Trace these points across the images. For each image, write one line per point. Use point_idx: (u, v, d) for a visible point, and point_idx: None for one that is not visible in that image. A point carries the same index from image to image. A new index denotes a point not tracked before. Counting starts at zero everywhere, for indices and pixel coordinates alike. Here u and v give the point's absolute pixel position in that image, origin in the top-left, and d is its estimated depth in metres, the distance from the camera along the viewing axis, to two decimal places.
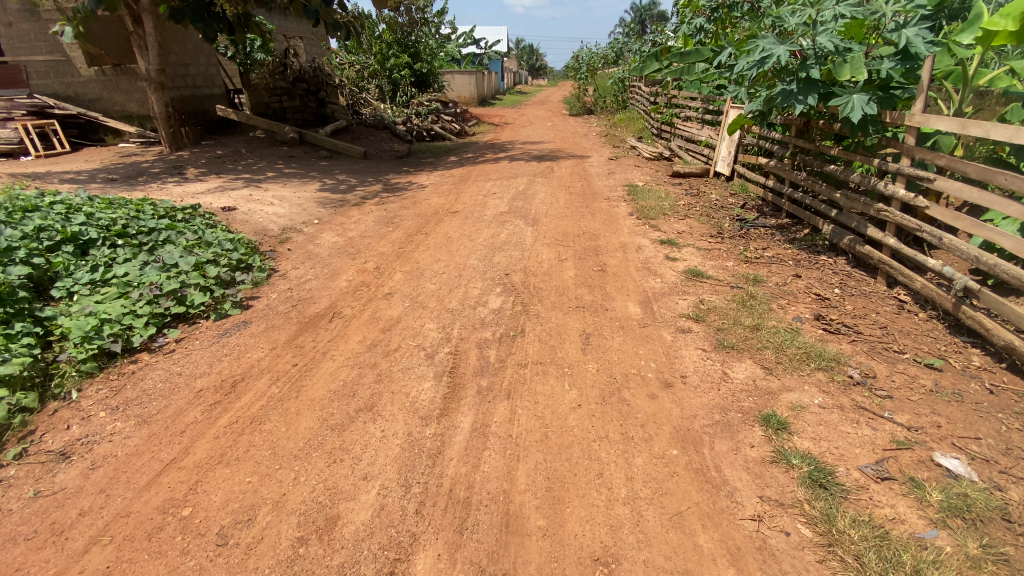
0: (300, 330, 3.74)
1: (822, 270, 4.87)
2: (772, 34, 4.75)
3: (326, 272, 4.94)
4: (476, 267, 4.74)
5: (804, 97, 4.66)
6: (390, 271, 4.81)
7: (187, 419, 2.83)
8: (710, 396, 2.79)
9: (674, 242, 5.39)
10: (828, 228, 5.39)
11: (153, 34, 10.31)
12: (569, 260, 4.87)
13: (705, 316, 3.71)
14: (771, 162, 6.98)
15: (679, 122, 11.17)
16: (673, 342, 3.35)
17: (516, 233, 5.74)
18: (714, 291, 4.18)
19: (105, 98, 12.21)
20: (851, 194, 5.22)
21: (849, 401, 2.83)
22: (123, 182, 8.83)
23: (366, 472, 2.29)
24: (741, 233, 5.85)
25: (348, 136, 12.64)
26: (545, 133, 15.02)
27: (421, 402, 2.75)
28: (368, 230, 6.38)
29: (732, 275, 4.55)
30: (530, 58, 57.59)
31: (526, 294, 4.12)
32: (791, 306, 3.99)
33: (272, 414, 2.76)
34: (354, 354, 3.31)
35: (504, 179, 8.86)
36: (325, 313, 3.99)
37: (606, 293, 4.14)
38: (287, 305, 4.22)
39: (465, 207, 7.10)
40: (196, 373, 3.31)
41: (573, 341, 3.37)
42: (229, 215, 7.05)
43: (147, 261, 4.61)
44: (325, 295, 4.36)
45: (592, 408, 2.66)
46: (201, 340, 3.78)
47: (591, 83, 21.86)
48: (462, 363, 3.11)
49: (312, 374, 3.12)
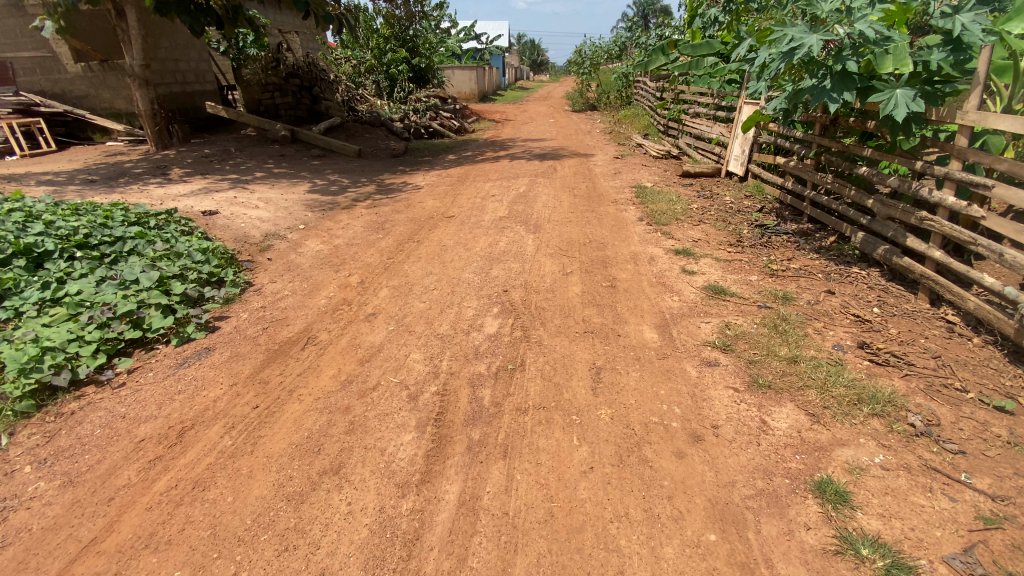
0: (267, 360, 3.27)
1: (856, 284, 4.36)
2: (803, 21, 4.23)
3: (307, 287, 4.47)
4: (471, 282, 4.27)
5: (839, 93, 4.11)
6: (376, 286, 4.34)
7: (119, 481, 2.37)
8: (749, 456, 2.31)
9: (690, 252, 4.90)
10: (859, 236, 4.87)
11: (135, 28, 9.79)
12: (574, 274, 4.39)
13: (733, 344, 3.22)
14: (791, 162, 6.47)
15: (687, 119, 10.65)
16: (699, 378, 2.87)
17: (516, 241, 5.26)
18: (740, 312, 3.69)
19: (91, 95, 11.74)
20: (886, 199, 4.71)
21: (916, 460, 2.36)
22: (103, 183, 8.37)
23: (324, 568, 1.83)
24: (762, 240, 5.34)
25: (342, 133, 12.13)
26: (547, 130, 14.51)
27: (398, 464, 2.27)
28: (356, 237, 5.89)
29: (758, 292, 4.06)
30: (530, 54, 57.12)
31: (527, 316, 3.64)
32: (830, 330, 3.50)
33: (219, 476, 2.30)
34: (325, 395, 2.84)
35: (504, 180, 8.36)
36: (298, 339, 3.51)
37: (617, 314, 3.65)
38: (257, 328, 3.74)
39: (461, 211, 6.62)
40: (142, 417, 2.85)
41: (582, 378, 2.87)
42: (210, 219, 6.58)
43: (105, 276, 4.14)
44: (301, 315, 3.89)
45: (607, 474, 2.18)
46: (156, 372, 3.31)
47: (595, 78, 21.27)
48: (451, 407, 2.63)
49: (273, 420, 2.66)
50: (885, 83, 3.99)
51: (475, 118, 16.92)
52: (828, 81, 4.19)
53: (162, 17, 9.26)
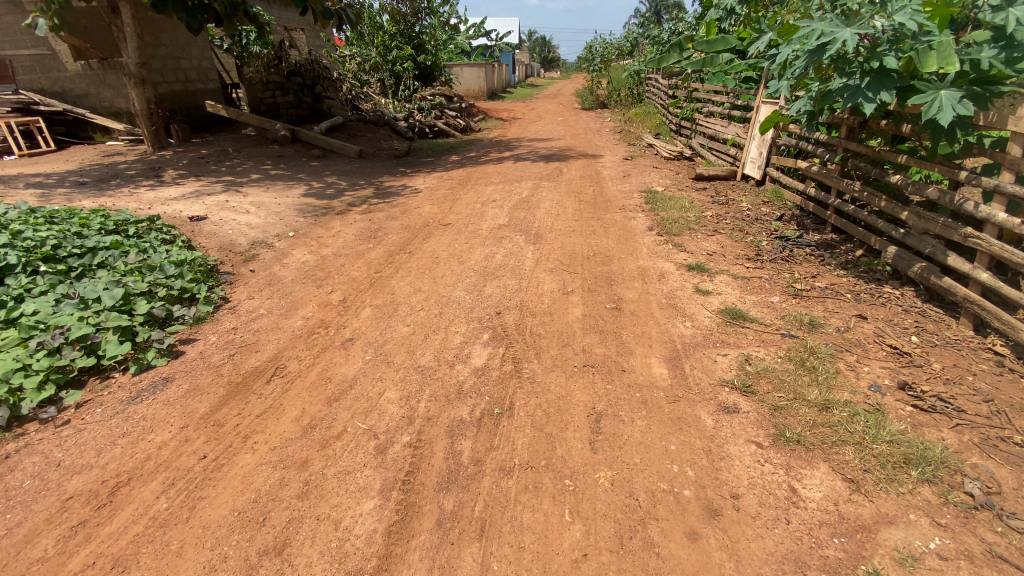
0: (227, 396, 2.91)
1: (888, 307, 3.93)
2: (834, 12, 3.78)
3: (285, 304, 4.11)
4: (462, 301, 3.88)
5: (875, 93, 3.64)
6: (359, 304, 3.97)
7: (33, 554, 2.05)
8: (777, 540, 1.91)
9: (703, 267, 4.48)
10: (891, 250, 4.42)
11: (131, 25, 9.49)
12: (575, 292, 4.00)
13: (755, 385, 2.80)
14: (814, 167, 6.01)
15: (701, 118, 10.16)
16: (714, 429, 2.46)
17: (513, 254, 4.87)
18: (761, 342, 3.28)
19: (91, 93, 11.52)
20: (923, 211, 4.26)
21: (978, 545, 1.94)
22: (93, 186, 8.12)
23: None
24: (784, 254, 4.89)
25: (344, 133, 11.80)
26: (554, 129, 14.05)
27: (353, 544, 1.92)
28: (346, 246, 5.52)
29: (781, 317, 3.63)
30: (541, 51, 56.75)
31: (521, 345, 3.24)
32: (866, 367, 3.07)
33: (145, 556, 1.97)
34: (282, 444, 2.47)
35: (506, 184, 7.96)
36: (265, 369, 3.16)
37: (622, 344, 3.24)
38: (222, 355, 3.39)
39: (459, 219, 6.24)
40: (76, 466, 2.51)
41: (579, 427, 2.45)
42: (196, 226, 6.27)
43: (65, 294, 3.82)
44: (272, 340, 3.53)
45: (604, 564, 1.80)
46: (105, 408, 2.99)
47: (605, 75, 20.69)
48: (422, 465, 2.25)
49: (218, 477, 2.32)
50: (927, 83, 3.52)
51: (482, 117, 16.50)
52: (861, 80, 3.72)
53: (159, 13, 8.95)
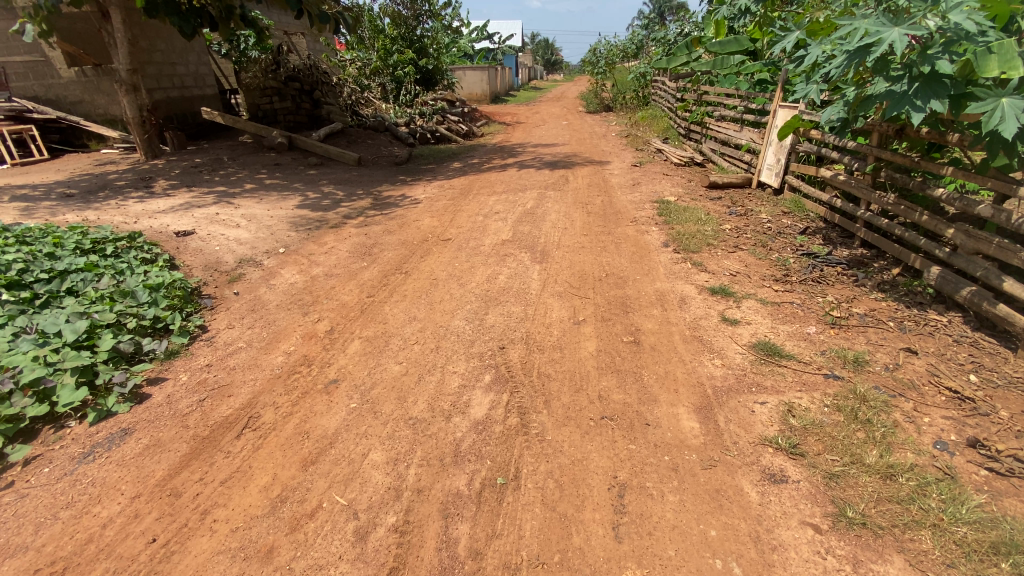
0: (189, 456, 2.54)
1: (937, 337, 3.51)
2: (877, 10, 3.38)
3: (268, 335, 3.72)
4: (461, 333, 3.48)
5: (926, 101, 3.23)
6: (347, 336, 3.57)
7: None
8: None
9: (728, 290, 4.08)
10: (934, 271, 4.00)
11: (122, 30, 9.16)
12: (587, 322, 3.60)
13: (803, 446, 2.40)
14: (840, 176, 5.59)
15: (712, 122, 9.73)
16: (761, 507, 2.08)
17: (518, 274, 4.47)
18: (802, 386, 2.87)
19: (86, 100, 11.22)
20: (972, 230, 3.84)
21: None
22: (81, 198, 7.78)
23: None
24: (813, 274, 4.48)
25: (342, 140, 11.45)
26: (559, 134, 13.65)
27: None
28: (338, 265, 5.14)
29: (821, 352, 3.23)
30: (544, 54, 56.58)
31: (527, 389, 2.84)
32: (927, 419, 2.66)
33: None
34: (245, 524, 2.10)
35: (510, 194, 7.57)
36: (236, 420, 2.78)
37: (645, 388, 2.84)
38: (192, 401, 3.01)
39: (460, 233, 5.85)
40: (6, 548, 2.13)
41: (600, 506, 2.07)
42: (181, 242, 5.90)
43: (22, 327, 3.44)
44: (248, 381, 3.14)
45: None
46: (53, 467, 2.60)
47: (610, 76, 20.28)
48: (410, 559, 1.88)
49: (165, 571, 1.95)
50: (986, 90, 3.12)
51: (485, 121, 16.10)
52: (909, 86, 3.31)
53: (151, 17, 8.61)
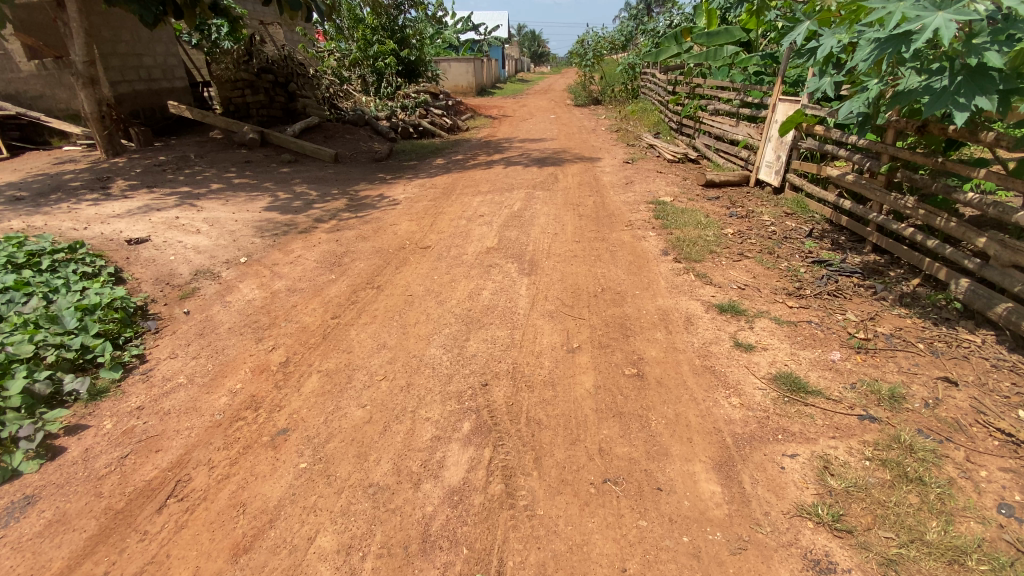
0: (96, 538, 2.06)
1: (974, 359, 3.10)
2: None
3: (213, 368, 3.21)
4: (437, 365, 3.01)
5: (970, 97, 2.78)
6: (304, 370, 3.06)
7: None
8: None
9: (738, 307, 3.64)
10: (962, 284, 3.57)
11: (76, 19, 8.45)
12: (583, 349, 3.15)
13: (849, 520, 1.97)
14: (848, 175, 5.17)
15: (705, 117, 9.31)
16: None
17: (503, 290, 4.00)
18: (833, 431, 2.44)
19: (46, 95, 10.45)
20: (1007, 239, 3.40)
21: None
22: (30, 201, 7.15)
23: None
24: (828, 287, 4.07)
25: (318, 135, 10.83)
26: (547, 128, 13.15)
27: None
28: (303, 278, 4.63)
29: (850, 386, 2.81)
30: (530, 46, 56.06)
31: (512, 442, 2.37)
32: (983, 473, 2.23)
33: None
34: None
35: (495, 194, 7.08)
36: (161, 486, 2.29)
37: (654, 439, 2.38)
38: (112, 457, 2.51)
39: (440, 240, 5.35)
40: None
41: None
42: (133, 252, 5.33)
43: None
44: (182, 431, 2.64)
45: None
46: None
47: (598, 69, 19.72)
48: None
49: None
50: None
51: (470, 114, 15.51)
52: (951, 80, 2.88)
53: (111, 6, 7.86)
